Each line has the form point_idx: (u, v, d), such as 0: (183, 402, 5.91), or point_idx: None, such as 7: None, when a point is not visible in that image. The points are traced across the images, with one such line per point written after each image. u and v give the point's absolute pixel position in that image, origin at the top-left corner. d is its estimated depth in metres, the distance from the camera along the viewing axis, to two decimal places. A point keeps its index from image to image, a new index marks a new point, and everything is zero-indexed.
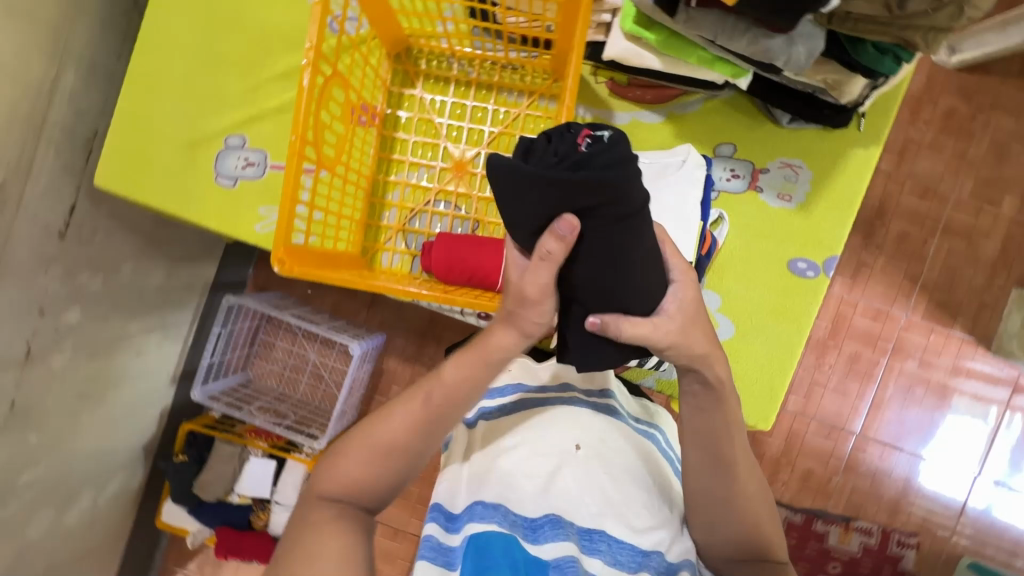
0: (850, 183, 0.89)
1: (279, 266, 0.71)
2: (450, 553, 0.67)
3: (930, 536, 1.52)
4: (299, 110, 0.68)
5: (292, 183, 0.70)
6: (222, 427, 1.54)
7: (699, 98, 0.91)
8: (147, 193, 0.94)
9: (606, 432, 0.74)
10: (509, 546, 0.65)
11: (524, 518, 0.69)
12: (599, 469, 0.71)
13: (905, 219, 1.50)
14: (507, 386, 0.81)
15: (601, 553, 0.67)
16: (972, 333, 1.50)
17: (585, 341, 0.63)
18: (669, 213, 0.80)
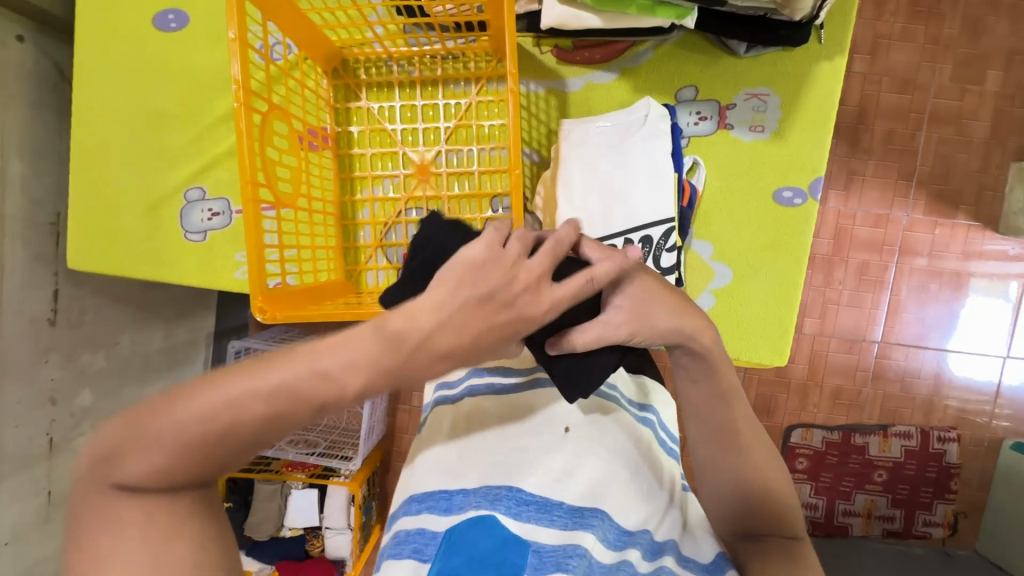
0: (823, 98, 0.85)
1: (262, 314, 0.70)
2: (421, 539, 0.56)
3: (969, 425, 1.53)
4: (243, 156, 0.67)
5: (254, 230, 0.69)
6: (258, 468, 1.57)
7: (649, 46, 0.88)
8: (122, 265, 0.94)
9: (598, 409, 0.65)
10: (486, 530, 0.54)
11: (509, 489, 0.57)
12: (592, 448, 0.61)
13: (889, 118, 1.46)
14: (498, 367, 0.70)
15: (594, 529, 0.56)
16: (977, 218, 1.47)
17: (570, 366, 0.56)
18: (641, 173, 0.78)
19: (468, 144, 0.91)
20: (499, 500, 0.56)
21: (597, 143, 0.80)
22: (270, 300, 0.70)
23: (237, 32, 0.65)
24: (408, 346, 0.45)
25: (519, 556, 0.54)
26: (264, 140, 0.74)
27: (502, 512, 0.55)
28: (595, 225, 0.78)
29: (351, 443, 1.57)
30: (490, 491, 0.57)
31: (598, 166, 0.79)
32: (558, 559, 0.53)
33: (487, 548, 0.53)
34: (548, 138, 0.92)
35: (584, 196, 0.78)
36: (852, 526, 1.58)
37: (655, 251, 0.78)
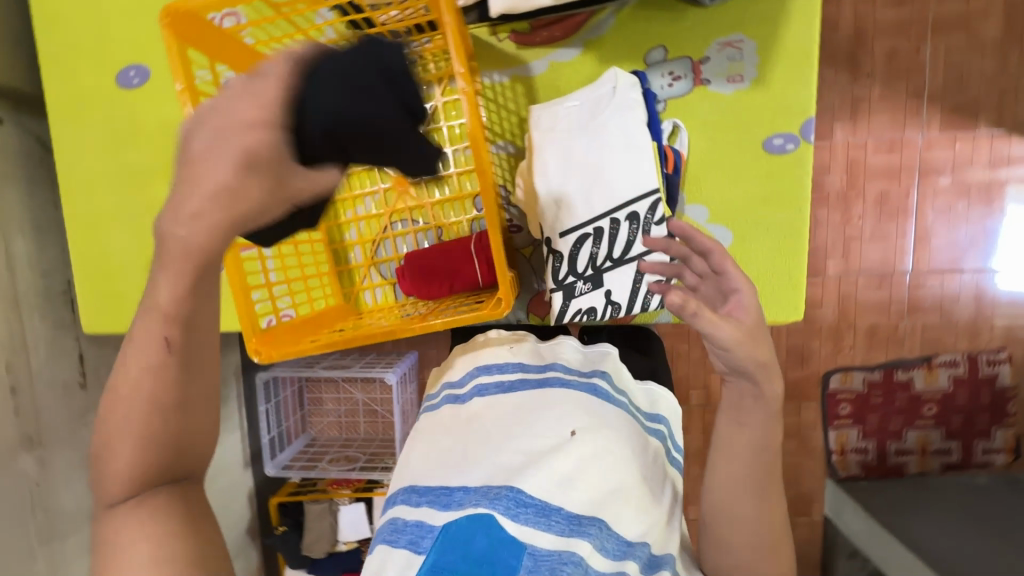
0: (801, 33, 0.80)
1: (259, 355, 0.74)
2: (418, 532, 0.57)
3: (1020, 344, 1.45)
4: None
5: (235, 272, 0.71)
6: (306, 489, 1.66)
7: (609, 12, 0.84)
8: (134, 322, 0.97)
9: (607, 418, 0.66)
10: (484, 530, 0.52)
11: (510, 490, 0.56)
12: (596, 455, 0.61)
13: (890, 36, 1.37)
14: (508, 364, 0.74)
15: (591, 537, 0.55)
16: (1000, 126, 1.38)
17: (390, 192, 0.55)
18: (617, 148, 0.75)
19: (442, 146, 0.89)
20: (498, 500, 0.55)
21: (568, 124, 0.77)
22: (264, 340, 0.75)
23: (185, 82, 0.65)
24: None
25: (514, 558, 0.52)
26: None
27: (500, 513, 0.54)
28: (578, 210, 0.75)
29: (390, 453, 1.62)
30: (491, 489, 0.57)
31: (569, 146, 0.76)
32: (552, 566, 0.52)
33: (481, 550, 0.51)
34: (520, 126, 0.89)
35: (562, 182, 0.76)
36: (907, 464, 1.53)
37: (644, 226, 0.75)
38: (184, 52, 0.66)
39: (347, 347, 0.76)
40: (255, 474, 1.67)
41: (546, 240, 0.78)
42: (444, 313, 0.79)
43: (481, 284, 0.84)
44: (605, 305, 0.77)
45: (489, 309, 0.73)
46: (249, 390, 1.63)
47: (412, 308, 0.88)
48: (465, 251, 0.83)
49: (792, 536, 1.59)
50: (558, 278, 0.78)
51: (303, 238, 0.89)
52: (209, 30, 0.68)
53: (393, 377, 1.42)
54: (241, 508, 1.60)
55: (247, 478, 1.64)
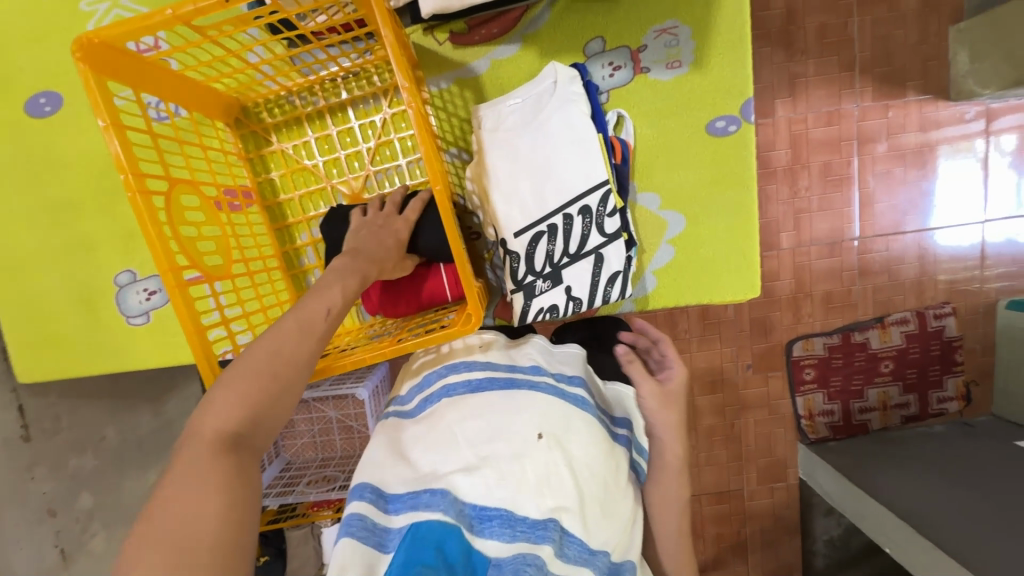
0: (733, 14, 0.81)
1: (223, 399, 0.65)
2: (383, 534, 0.59)
3: (962, 297, 1.53)
4: (152, 241, 0.61)
5: (187, 311, 0.63)
6: (284, 515, 1.60)
7: (544, 6, 0.83)
8: (71, 367, 0.91)
9: (576, 418, 0.66)
10: (454, 538, 0.56)
11: (473, 507, 0.60)
12: (563, 460, 0.62)
13: (819, 11, 1.41)
14: (474, 362, 0.71)
15: (553, 542, 0.58)
16: (927, 91, 1.44)
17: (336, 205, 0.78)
18: (563, 144, 0.74)
19: (394, 160, 0.88)
20: (461, 516, 0.59)
21: (511, 123, 0.76)
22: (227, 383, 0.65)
23: (108, 117, 0.59)
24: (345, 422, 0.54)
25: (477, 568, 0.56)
26: (175, 219, 0.67)
27: (467, 528, 0.58)
28: (532, 208, 0.74)
29: None
30: (460, 504, 0.59)
31: (513, 144, 0.75)
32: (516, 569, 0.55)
33: (459, 555, 0.56)
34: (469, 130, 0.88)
35: (512, 182, 0.74)
36: (870, 421, 1.60)
37: (597, 219, 0.75)
38: (103, 85, 0.60)
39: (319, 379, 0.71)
40: None
41: (500, 241, 0.76)
42: (415, 331, 0.77)
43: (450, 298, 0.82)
44: (566, 301, 0.77)
45: (459, 327, 0.69)
46: None
47: (380, 327, 0.86)
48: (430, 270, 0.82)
49: (770, 502, 1.64)
50: (518, 279, 0.76)
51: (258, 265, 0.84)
52: (128, 59, 0.63)
53: (364, 392, 1.40)
54: None
55: None
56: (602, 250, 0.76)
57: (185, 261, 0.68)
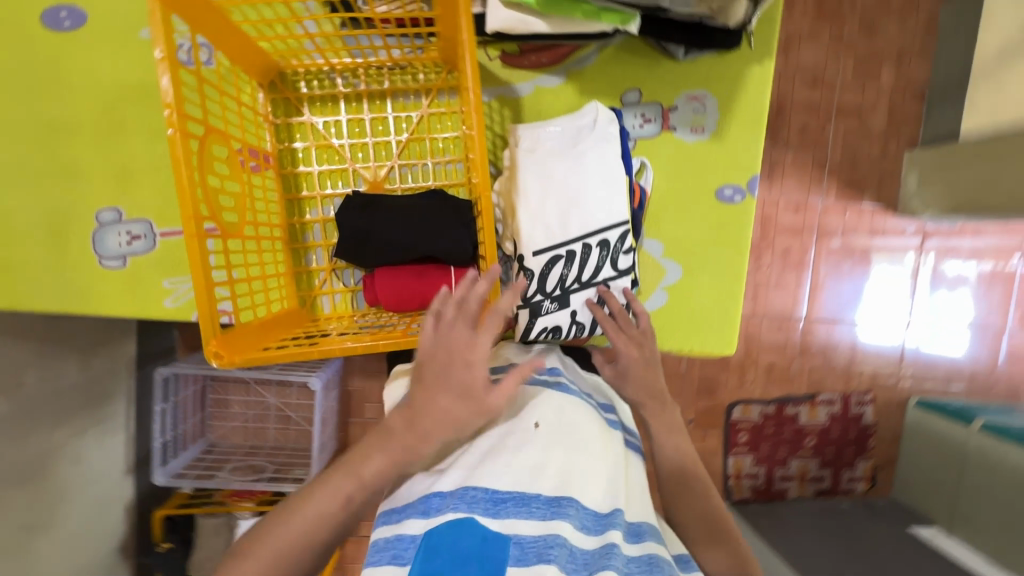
0: (755, 98, 0.90)
1: (218, 360, 0.63)
2: (399, 546, 0.57)
3: (882, 388, 1.70)
4: (181, 184, 0.59)
5: (201, 263, 0.61)
6: (198, 502, 1.48)
7: (593, 50, 0.89)
8: (17, 300, 0.82)
9: (561, 401, 0.71)
10: (467, 533, 0.57)
11: (486, 492, 0.60)
12: (561, 440, 0.66)
13: (802, 111, 1.59)
14: None
15: (571, 517, 0.60)
16: (879, 202, 1.63)
17: (379, 219, 0.78)
18: (594, 179, 0.79)
19: (421, 158, 0.88)
20: (477, 503, 0.58)
21: (549, 149, 0.80)
22: (227, 344, 0.63)
23: (166, 50, 0.57)
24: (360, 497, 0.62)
25: (501, 553, 0.56)
26: (204, 167, 0.65)
27: (481, 514, 0.58)
28: (553, 233, 0.78)
29: (302, 463, 1.55)
30: (470, 494, 0.59)
31: (548, 168, 0.79)
32: (539, 551, 0.57)
33: (471, 547, 0.56)
34: (502, 145, 0.91)
35: (541, 204, 0.78)
36: (789, 489, 1.71)
37: (612, 254, 0.79)
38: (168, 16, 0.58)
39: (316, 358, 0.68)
40: (139, 483, 1.47)
41: (518, 257, 0.79)
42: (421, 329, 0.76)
43: None
44: (570, 324, 0.80)
45: None
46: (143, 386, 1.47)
47: (375, 318, 0.85)
48: (438, 274, 0.81)
49: None
50: (526, 296, 0.78)
51: (264, 233, 0.82)
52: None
53: (317, 382, 1.38)
54: (113, 523, 1.38)
55: (127, 489, 1.43)
56: (611, 282, 0.81)
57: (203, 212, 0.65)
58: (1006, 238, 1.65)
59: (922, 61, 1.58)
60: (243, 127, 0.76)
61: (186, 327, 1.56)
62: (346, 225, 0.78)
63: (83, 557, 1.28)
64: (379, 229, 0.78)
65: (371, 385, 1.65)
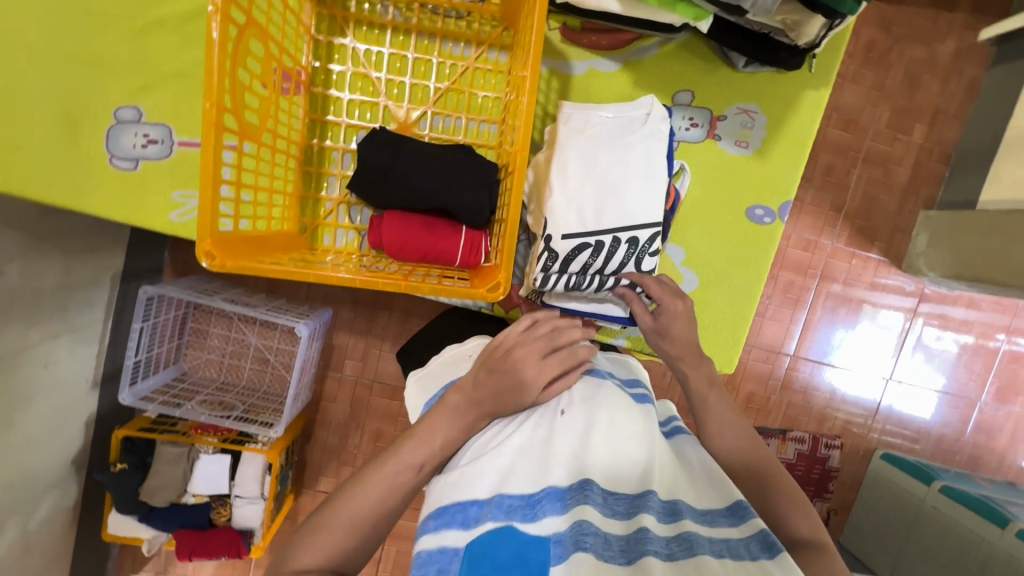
0: (803, 123, 0.89)
1: (208, 261, 0.57)
2: (443, 557, 0.56)
3: (851, 436, 1.72)
4: (212, 70, 0.54)
5: (213, 159, 0.56)
6: (161, 428, 1.45)
7: (655, 42, 0.86)
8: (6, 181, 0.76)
9: (577, 389, 0.71)
10: (507, 538, 0.56)
11: (520, 498, 0.60)
12: (585, 428, 0.65)
13: (831, 151, 1.59)
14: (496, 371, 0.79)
15: (597, 504, 0.59)
16: (886, 255, 1.64)
17: (414, 161, 0.76)
18: (637, 176, 0.77)
19: (456, 111, 0.85)
20: (513, 510, 0.58)
21: (596, 129, 0.78)
22: (220, 247, 0.58)
23: None
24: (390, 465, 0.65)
25: (542, 553, 0.56)
26: (238, 59, 0.60)
27: (519, 520, 0.58)
28: (585, 222, 0.76)
29: (272, 408, 1.53)
30: (507, 501, 0.59)
31: (590, 148, 0.77)
32: (576, 539, 0.55)
33: (509, 557, 0.55)
34: (542, 119, 0.88)
35: (577, 187, 0.76)
36: None
37: (639, 253, 0.79)
38: None
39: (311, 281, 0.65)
40: (103, 397, 1.43)
41: (545, 236, 0.77)
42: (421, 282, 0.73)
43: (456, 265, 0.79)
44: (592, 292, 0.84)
45: (484, 290, 0.69)
46: (124, 301, 1.43)
47: (376, 262, 0.82)
48: (450, 232, 0.78)
49: None
50: (547, 275, 0.79)
51: (280, 147, 0.77)
52: None
53: (303, 330, 1.35)
54: (72, 433, 1.35)
55: (91, 402, 1.39)
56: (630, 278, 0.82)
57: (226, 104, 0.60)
58: (997, 313, 1.68)
59: (955, 125, 1.59)
60: (284, 32, 0.71)
61: (177, 251, 1.52)
62: (369, 159, 0.75)
63: (36, 463, 1.24)
64: (403, 169, 0.75)
65: (356, 342, 1.63)
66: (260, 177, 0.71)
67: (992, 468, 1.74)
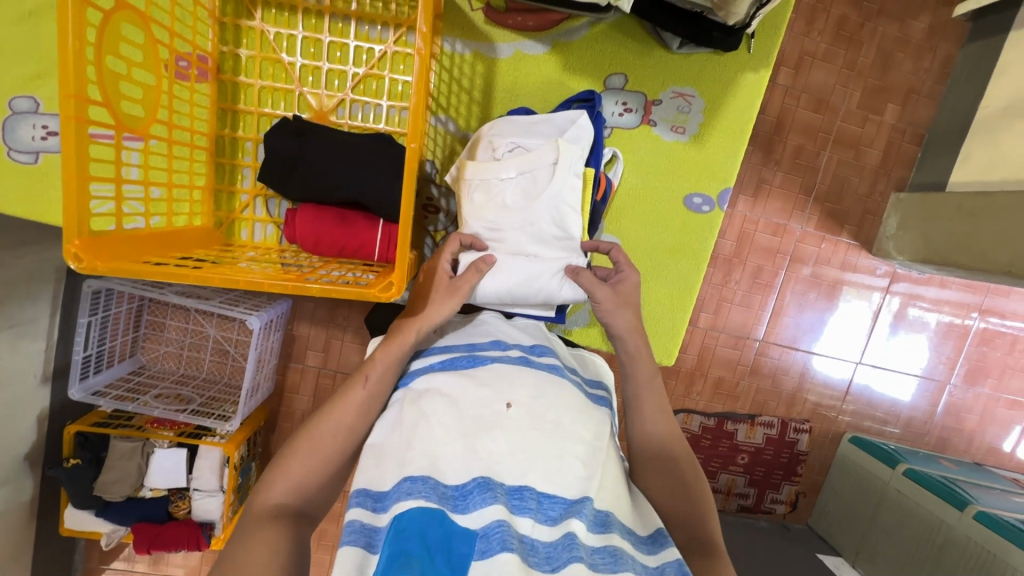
0: (741, 109, 0.87)
1: (77, 263, 0.57)
2: (373, 533, 0.60)
3: (820, 420, 1.70)
4: (65, 60, 0.54)
5: (77, 156, 0.56)
6: (115, 423, 1.44)
7: (584, 23, 0.85)
8: None
9: (532, 380, 0.73)
10: (437, 522, 0.58)
11: (453, 490, 0.62)
12: (530, 424, 0.68)
13: (801, 133, 1.54)
14: (457, 344, 0.79)
15: (531, 512, 0.61)
16: (856, 239, 1.60)
17: (324, 149, 0.73)
18: (546, 239, 0.81)
19: (376, 97, 0.83)
20: (445, 499, 0.60)
21: (501, 199, 0.80)
22: (92, 247, 0.58)
23: None
24: (314, 455, 0.68)
25: (466, 546, 0.57)
26: (104, 49, 0.60)
27: (449, 509, 0.60)
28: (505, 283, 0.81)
29: (231, 399, 1.50)
30: (440, 488, 0.61)
31: (499, 216, 0.80)
32: (502, 538, 0.56)
33: (436, 539, 0.57)
34: (469, 107, 0.89)
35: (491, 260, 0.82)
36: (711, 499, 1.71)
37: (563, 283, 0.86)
38: None
39: (196, 283, 0.62)
40: (56, 393, 1.40)
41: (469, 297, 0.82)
42: (327, 277, 0.72)
43: (373, 259, 0.78)
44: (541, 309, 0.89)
45: (377, 290, 0.68)
46: (71, 295, 1.40)
47: (294, 257, 0.80)
48: (365, 222, 0.77)
49: None
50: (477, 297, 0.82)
51: (186, 141, 0.77)
52: None
53: (256, 322, 1.31)
54: (22, 430, 1.33)
55: (42, 397, 1.37)
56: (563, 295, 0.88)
57: (96, 98, 0.60)
58: (968, 294, 1.66)
59: (928, 105, 1.55)
60: (172, 17, 0.70)
61: None
62: (277, 149, 0.72)
63: None
64: (312, 160, 0.73)
65: (316, 334, 1.60)
66: (157, 172, 0.71)
67: (959, 450, 1.74)
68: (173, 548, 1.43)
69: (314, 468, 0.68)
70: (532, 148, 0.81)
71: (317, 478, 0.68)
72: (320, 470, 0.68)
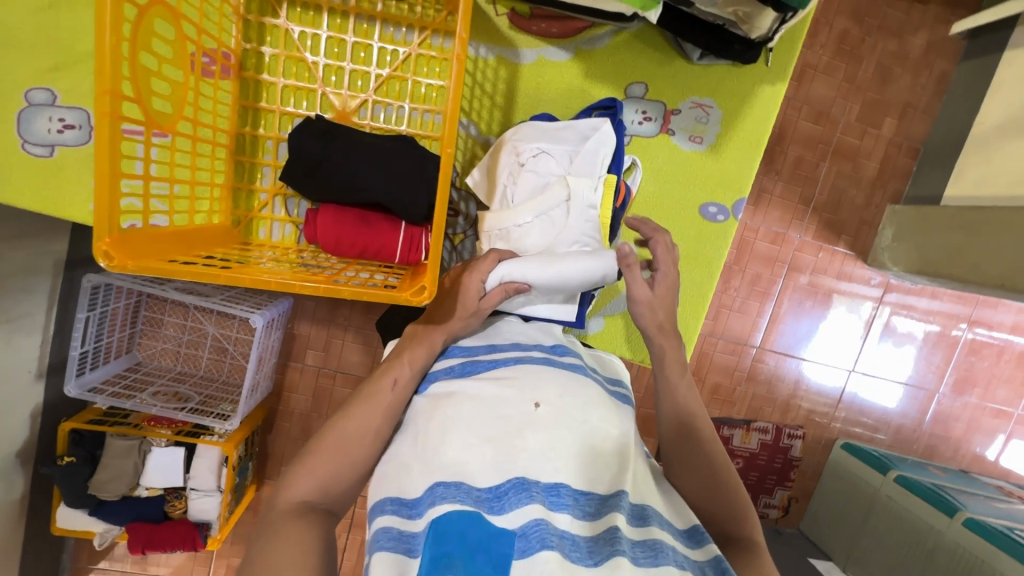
0: (757, 121, 0.89)
1: (108, 261, 0.56)
2: (410, 539, 0.59)
3: (814, 427, 1.72)
4: (103, 56, 0.53)
5: (110, 153, 0.56)
6: (112, 419, 1.42)
7: (608, 31, 0.85)
8: None
9: (557, 379, 0.73)
10: (475, 524, 0.58)
11: (487, 491, 0.62)
12: (559, 424, 0.67)
13: (801, 144, 1.57)
14: (478, 346, 0.79)
15: (568, 508, 0.62)
16: (852, 249, 1.63)
17: (348, 150, 0.73)
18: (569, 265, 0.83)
19: (398, 99, 0.83)
20: (479, 500, 0.61)
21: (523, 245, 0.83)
22: (123, 245, 0.57)
23: None
24: (334, 457, 0.68)
25: (506, 546, 0.56)
26: (137, 44, 0.60)
27: (485, 511, 0.60)
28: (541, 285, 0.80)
29: (229, 398, 1.48)
30: (474, 491, 0.61)
31: (526, 247, 0.83)
32: (542, 536, 0.56)
33: (475, 539, 0.57)
34: (490, 111, 0.89)
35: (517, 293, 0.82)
36: None
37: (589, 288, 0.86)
38: None
39: (224, 283, 0.62)
40: (50, 388, 1.37)
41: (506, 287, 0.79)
42: (350, 279, 0.72)
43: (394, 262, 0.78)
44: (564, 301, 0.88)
45: (408, 294, 0.67)
46: (69, 288, 1.38)
47: (313, 257, 0.80)
48: (388, 224, 0.77)
49: None
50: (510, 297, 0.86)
51: (207, 138, 0.76)
52: None
53: (261, 320, 1.29)
54: (15, 426, 1.29)
55: (35, 392, 1.33)
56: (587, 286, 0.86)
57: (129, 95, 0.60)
58: (958, 305, 1.70)
59: (924, 119, 1.58)
60: (200, 14, 0.70)
61: None
62: (301, 148, 0.72)
63: None
64: (336, 161, 0.72)
65: (318, 333, 1.59)
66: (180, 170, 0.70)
67: (946, 457, 1.78)
68: (168, 548, 1.40)
69: (334, 470, 0.67)
70: (538, 189, 0.83)
71: (337, 481, 0.67)
72: (340, 473, 0.67)
